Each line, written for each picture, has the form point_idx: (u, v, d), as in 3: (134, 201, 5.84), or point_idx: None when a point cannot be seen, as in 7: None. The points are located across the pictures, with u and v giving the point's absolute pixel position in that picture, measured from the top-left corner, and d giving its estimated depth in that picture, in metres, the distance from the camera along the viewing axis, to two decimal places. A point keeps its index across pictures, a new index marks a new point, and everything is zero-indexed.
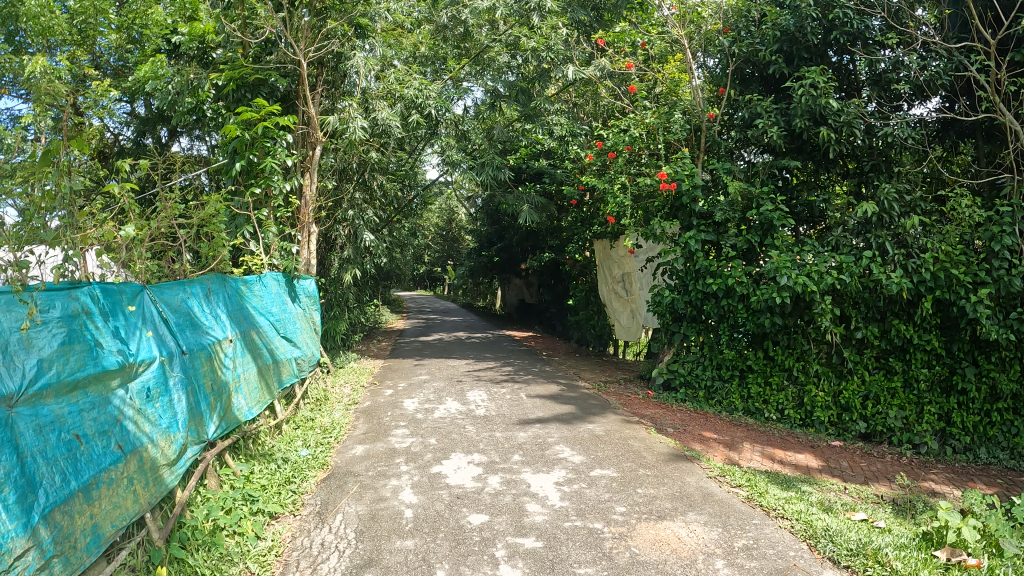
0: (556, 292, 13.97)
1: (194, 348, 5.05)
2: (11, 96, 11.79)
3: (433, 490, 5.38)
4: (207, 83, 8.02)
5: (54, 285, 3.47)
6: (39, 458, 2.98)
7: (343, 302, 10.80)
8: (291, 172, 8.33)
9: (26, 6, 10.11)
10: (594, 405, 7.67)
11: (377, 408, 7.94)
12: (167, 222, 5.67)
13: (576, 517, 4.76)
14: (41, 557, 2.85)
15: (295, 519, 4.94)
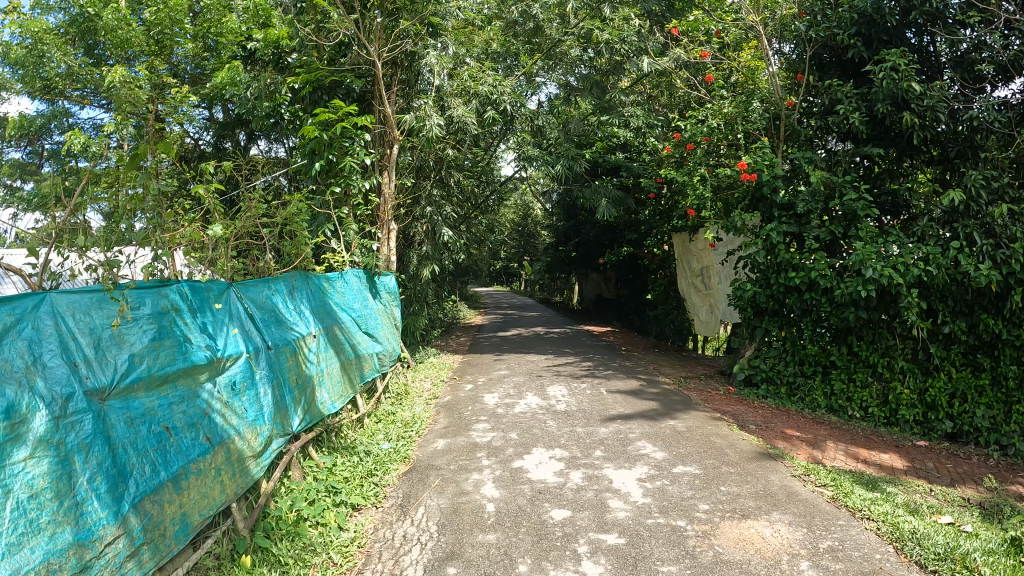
0: (634, 286, 13.81)
1: (279, 344, 5.20)
2: (92, 107, 12.46)
3: (514, 485, 5.40)
4: (285, 86, 8.22)
5: (144, 283, 3.63)
6: (130, 449, 3.12)
7: (423, 298, 10.99)
8: (371, 171, 8.56)
9: (104, 19, 10.53)
10: (675, 401, 7.56)
11: (458, 402, 8.03)
12: (252, 222, 5.86)
13: (659, 515, 4.69)
14: (131, 544, 2.97)
15: (378, 511, 5.04)
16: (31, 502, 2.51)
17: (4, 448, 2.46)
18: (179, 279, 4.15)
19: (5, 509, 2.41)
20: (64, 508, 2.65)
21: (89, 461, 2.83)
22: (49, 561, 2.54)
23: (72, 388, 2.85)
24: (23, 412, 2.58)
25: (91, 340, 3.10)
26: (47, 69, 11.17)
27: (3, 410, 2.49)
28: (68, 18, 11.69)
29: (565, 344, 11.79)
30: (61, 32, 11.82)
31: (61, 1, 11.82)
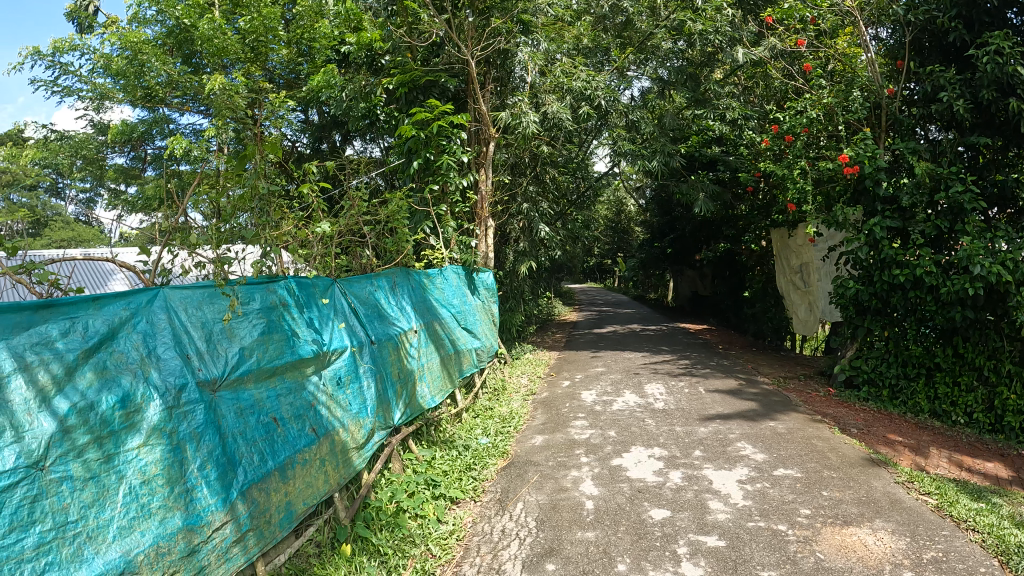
0: (732, 283, 13.45)
1: (382, 338, 5.34)
2: (192, 112, 13.13)
3: (613, 483, 5.36)
4: (380, 87, 8.45)
5: (254, 279, 3.80)
6: (239, 438, 3.24)
7: (519, 295, 11.07)
8: (468, 168, 8.68)
9: (200, 29, 11.20)
10: (776, 401, 7.32)
11: (555, 399, 8.03)
12: (355, 219, 6.06)
13: (760, 518, 4.57)
14: (238, 530, 3.06)
15: (476, 505, 5.09)
16: (143, 487, 2.60)
17: (118, 435, 2.56)
18: (287, 275, 4.33)
19: (118, 492, 2.50)
20: (174, 494, 2.74)
21: (200, 449, 2.94)
22: (159, 544, 2.61)
23: (185, 379, 2.97)
24: (138, 402, 2.69)
25: (203, 334, 3.25)
26: (147, 78, 11.97)
27: (118, 399, 2.61)
28: (164, 29, 12.45)
29: (662, 341, 11.62)
30: (158, 43, 12.52)
31: (159, 13, 12.51)
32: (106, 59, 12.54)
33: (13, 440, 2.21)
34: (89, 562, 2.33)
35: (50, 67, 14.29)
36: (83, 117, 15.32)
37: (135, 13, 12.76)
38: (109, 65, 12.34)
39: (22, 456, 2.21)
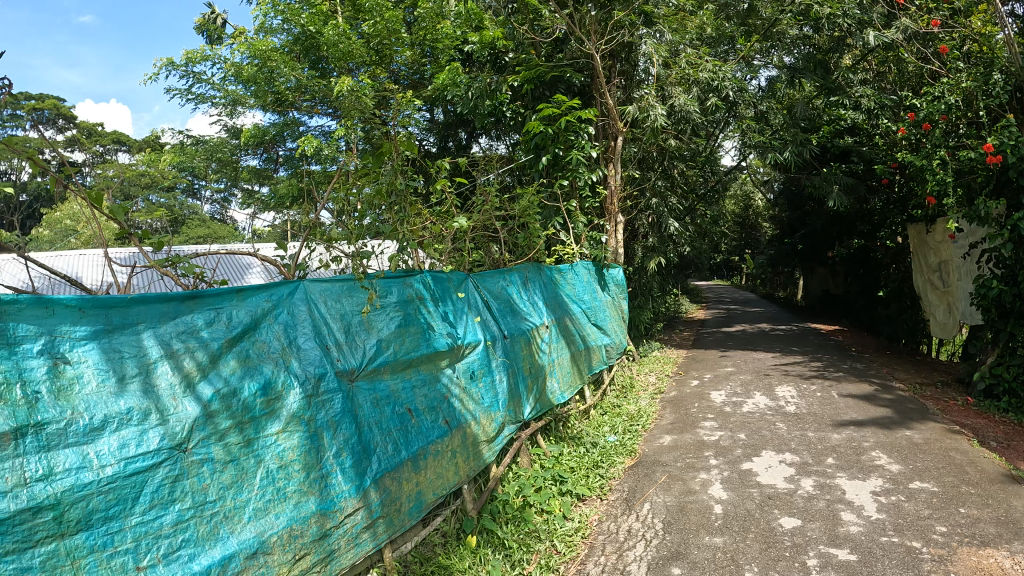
0: (864, 282, 12.44)
1: (515, 333, 5.20)
2: (321, 115, 13.84)
3: (744, 487, 4.91)
4: (506, 84, 8.54)
5: (391, 274, 3.89)
6: (375, 428, 3.23)
7: (648, 291, 10.93)
8: (597, 164, 8.55)
9: (325, 35, 11.81)
10: (910, 409, 6.88)
11: (683, 398, 7.82)
12: (487, 215, 6.02)
13: (893, 533, 4.16)
14: (369, 516, 3.03)
15: (603, 504, 4.78)
16: (280, 472, 2.62)
17: (258, 421, 2.60)
18: (423, 269, 4.38)
19: (256, 475, 2.52)
20: (310, 480, 2.75)
21: (337, 437, 2.94)
22: (292, 527, 2.61)
23: (324, 368, 3.01)
24: (279, 389, 2.73)
25: (342, 325, 3.31)
26: (276, 83, 12.69)
27: (260, 386, 2.65)
28: (291, 37, 13.20)
29: (794, 341, 11.12)
30: (285, 50, 13.27)
31: (287, 22, 13.21)
32: (238, 67, 13.26)
33: (159, 422, 2.26)
34: (223, 541, 2.34)
35: (185, 77, 15.29)
36: (218, 122, 16.32)
37: (263, 24, 13.50)
38: (241, 73, 13.08)
39: (167, 437, 2.26)
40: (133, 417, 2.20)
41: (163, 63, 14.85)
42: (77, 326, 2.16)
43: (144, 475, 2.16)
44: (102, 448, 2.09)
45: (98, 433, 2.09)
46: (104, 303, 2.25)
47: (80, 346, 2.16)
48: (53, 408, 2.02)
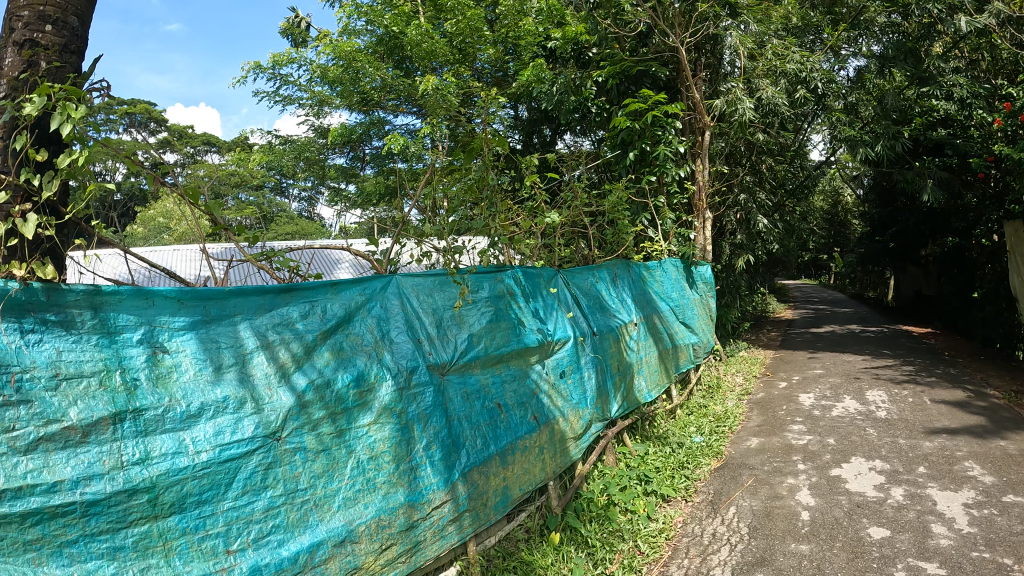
0: (959, 282, 11.88)
1: (604, 330, 5.03)
2: (406, 114, 14.03)
3: (832, 494, 4.76)
4: (592, 80, 8.55)
5: (483, 268, 3.86)
6: (465, 422, 3.23)
7: (735, 289, 10.70)
8: (683, 160, 8.34)
9: (410, 35, 12.15)
10: (1008, 417, 6.56)
11: (771, 400, 7.60)
12: (577, 211, 5.86)
13: (986, 548, 3.93)
14: (456, 510, 3.02)
15: (688, 505, 4.65)
16: (370, 463, 2.66)
17: (351, 412, 2.64)
18: (514, 265, 4.33)
19: (346, 465, 2.56)
20: (399, 472, 2.77)
21: (427, 430, 2.96)
22: (381, 517, 2.63)
23: (416, 361, 3.04)
24: (371, 381, 2.77)
25: (434, 320, 3.33)
26: (361, 83, 13.07)
27: (353, 378, 2.70)
28: (375, 38, 13.51)
29: (884, 344, 10.75)
30: (368, 51, 13.61)
31: (369, 24, 13.50)
32: (322, 69, 13.53)
33: (254, 411, 2.32)
34: (313, 528, 2.38)
35: (273, 79, 15.72)
36: (304, 122, 16.70)
37: (346, 27, 13.63)
38: (326, 74, 13.39)
39: (261, 425, 2.32)
40: (228, 405, 2.26)
41: (249, 67, 15.31)
42: (175, 317, 2.24)
43: (238, 461, 2.22)
44: (197, 434, 2.15)
45: (194, 420, 2.16)
46: (202, 294, 2.32)
47: (178, 336, 2.24)
48: (151, 395, 2.10)
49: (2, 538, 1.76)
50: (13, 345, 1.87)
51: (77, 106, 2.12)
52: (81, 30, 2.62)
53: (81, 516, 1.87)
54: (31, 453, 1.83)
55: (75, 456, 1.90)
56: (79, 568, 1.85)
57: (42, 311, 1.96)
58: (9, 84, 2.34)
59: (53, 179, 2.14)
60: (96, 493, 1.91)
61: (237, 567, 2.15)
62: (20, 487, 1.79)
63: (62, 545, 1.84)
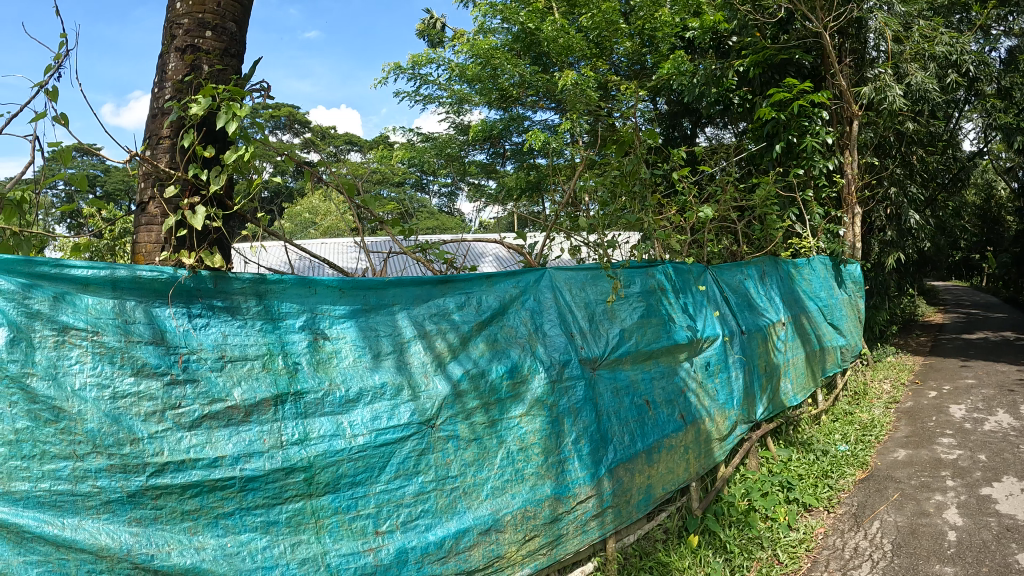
0: None
1: (752, 329, 4.84)
2: (544, 109, 14.24)
3: (982, 515, 4.47)
4: (731, 69, 8.08)
5: (635, 263, 3.82)
6: (613, 418, 3.21)
7: (883, 291, 10.20)
8: (831, 152, 7.93)
9: (546, 32, 12.59)
10: None
11: (920, 409, 7.19)
12: (729, 204, 5.61)
13: None
14: (599, 506, 3.02)
15: (830, 517, 4.48)
16: (520, 453, 2.73)
17: (503, 403, 2.73)
18: (665, 260, 4.25)
19: (496, 455, 2.65)
20: (547, 464, 2.81)
21: (577, 424, 2.97)
22: (526, 508, 2.70)
23: (569, 355, 3.06)
24: (524, 372, 2.85)
25: (586, 314, 3.34)
26: (500, 80, 13.53)
27: (506, 369, 2.79)
28: (511, 36, 13.83)
29: None
30: (505, 48, 13.91)
31: (504, 22, 13.94)
32: (461, 67, 14.22)
33: (410, 398, 2.46)
34: (459, 515, 2.49)
35: (413, 79, 16.31)
36: (445, 119, 17.18)
37: (482, 24, 14.33)
38: (466, 73, 13.92)
39: (417, 413, 2.45)
40: (386, 391, 2.41)
41: (390, 68, 15.92)
42: (336, 305, 2.39)
43: (393, 446, 2.35)
44: (355, 418, 2.30)
45: (352, 405, 2.31)
46: (363, 284, 2.47)
47: (339, 323, 2.39)
48: (311, 379, 2.25)
49: (162, 506, 1.92)
50: (180, 328, 2.06)
51: (240, 105, 2.23)
52: (239, 34, 2.74)
53: (238, 491, 2.03)
54: (195, 429, 2.00)
55: (237, 434, 2.06)
56: (232, 539, 2.00)
57: (209, 297, 2.14)
58: (176, 86, 2.47)
59: (220, 174, 2.26)
60: (254, 469, 2.06)
61: (384, 548, 2.27)
62: (183, 460, 1.95)
63: (219, 516, 1.99)
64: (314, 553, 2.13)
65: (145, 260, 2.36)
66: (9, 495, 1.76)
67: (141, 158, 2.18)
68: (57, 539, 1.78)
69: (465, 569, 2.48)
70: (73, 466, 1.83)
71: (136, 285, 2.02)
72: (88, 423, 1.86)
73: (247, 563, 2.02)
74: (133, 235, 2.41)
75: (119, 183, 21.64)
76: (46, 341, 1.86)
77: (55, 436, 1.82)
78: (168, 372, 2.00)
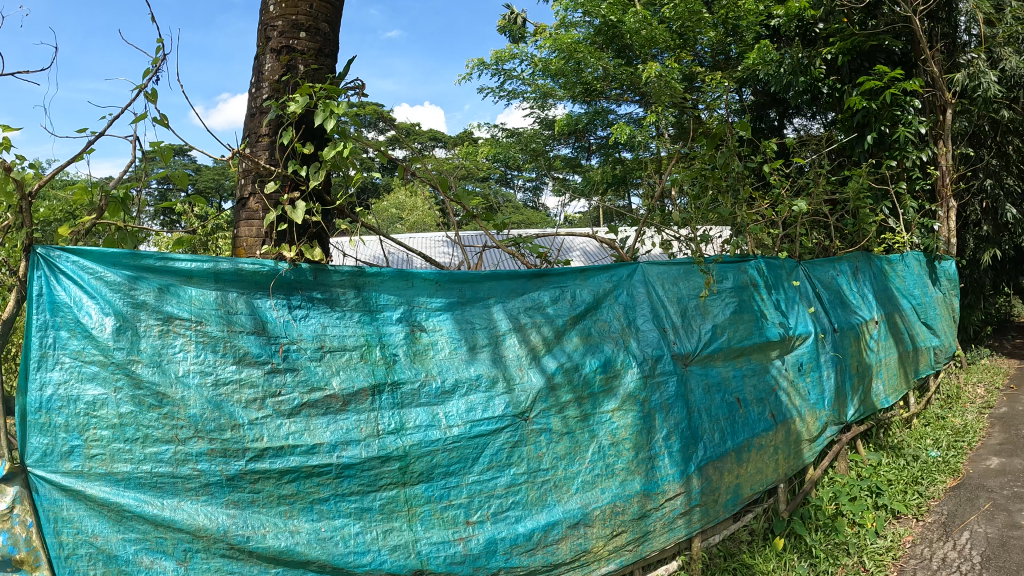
0: None
1: (845, 327, 4.72)
2: (628, 103, 14.20)
3: None
4: (820, 57, 7.83)
5: (727, 258, 3.77)
6: (704, 415, 3.18)
7: (978, 289, 9.79)
8: (924, 143, 7.64)
9: (629, 24, 12.60)
10: None
11: (1016, 416, 6.87)
12: (821, 198, 5.47)
13: None
14: (687, 504, 3.00)
15: (919, 525, 4.34)
16: (611, 448, 2.73)
17: (596, 398, 2.74)
18: (757, 255, 4.18)
19: (588, 449, 2.66)
20: (638, 460, 2.80)
21: (668, 420, 2.95)
22: (615, 503, 2.70)
23: (661, 350, 3.04)
24: (617, 367, 2.85)
25: (679, 309, 3.31)
26: (584, 74, 13.58)
27: (600, 363, 2.80)
28: (593, 29, 13.80)
29: None
30: (587, 41, 13.88)
31: (586, 15, 13.92)
32: (543, 61, 14.26)
33: (505, 390, 2.50)
34: (550, 508, 2.51)
35: (496, 75, 16.44)
36: (530, 114, 17.30)
37: (564, 18, 14.31)
38: (549, 67, 13.97)
39: (511, 405, 2.49)
40: (480, 383, 2.46)
41: (474, 63, 16.05)
42: (433, 298, 2.47)
43: (486, 438, 2.40)
44: (450, 409, 2.36)
45: (448, 396, 2.37)
46: (458, 278, 2.54)
47: (435, 316, 2.47)
48: (408, 370, 2.33)
49: (260, 490, 2.00)
50: (281, 319, 2.14)
51: (337, 103, 2.30)
52: (332, 34, 2.81)
53: (335, 477, 2.10)
54: (294, 417, 2.07)
55: (335, 422, 2.13)
56: (326, 523, 2.07)
57: (309, 289, 2.22)
58: (274, 86, 2.56)
59: (319, 170, 2.34)
60: (351, 457, 2.13)
61: (474, 538, 2.33)
62: (282, 446, 2.03)
63: (314, 501, 2.07)
64: (405, 541, 2.19)
65: (246, 253, 2.45)
66: (112, 475, 1.85)
67: (243, 155, 2.27)
68: (157, 519, 1.87)
69: (553, 562, 2.51)
70: (175, 449, 1.91)
71: (238, 277, 2.10)
72: (191, 409, 1.95)
73: (339, 548, 2.08)
74: (234, 230, 2.50)
75: (210, 180, 22.48)
76: (151, 330, 1.96)
77: (159, 420, 1.91)
78: (269, 361, 2.08)
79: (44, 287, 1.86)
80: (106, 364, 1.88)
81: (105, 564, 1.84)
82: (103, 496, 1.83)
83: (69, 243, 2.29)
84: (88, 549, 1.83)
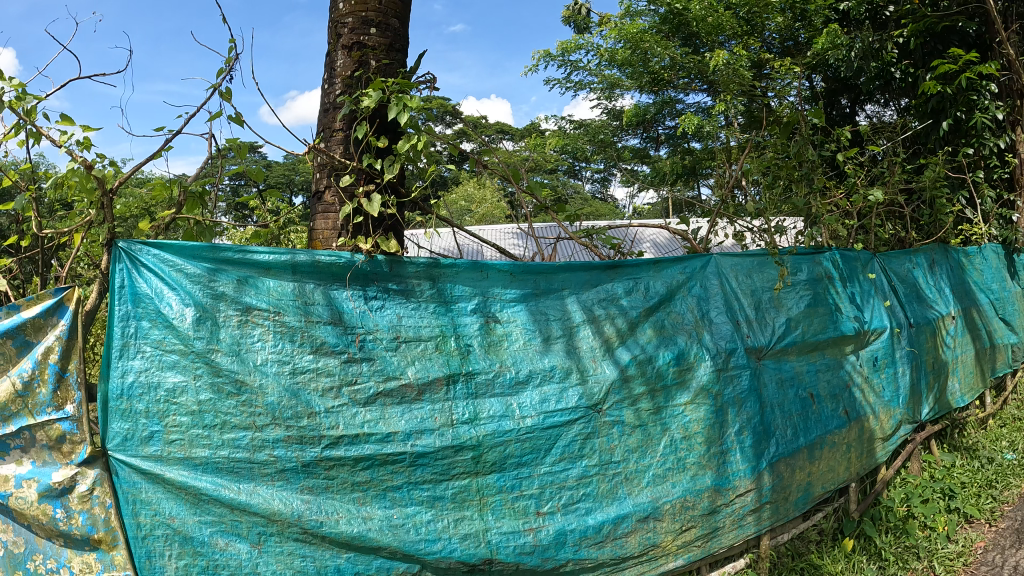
0: None
1: (921, 322, 4.59)
2: (696, 92, 14.00)
3: None
4: (891, 41, 7.57)
5: (801, 250, 3.71)
6: (777, 410, 3.13)
7: None
8: (1003, 129, 7.34)
9: (694, 11, 12.41)
10: None
11: None
12: (895, 187, 5.33)
13: None
14: (757, 500, 2.96)
15: (994, 531, 4.19)
16: (683, 442, 2.71)
17: (669, 390, 2.73)
18: (832, 247, 4.09)
19: (660, 443, 2.65)
20: (709, 454, 2.78)
21: (740, 415, 2.91)
22: (686, 498, 2.69)
23: (734, 344, 3.01)
24: (690, 361, 2.82)
25: (753, 301, 3.26)
26: (650, 64, 13.48)
27: (673, 356, 2.78)
28: (659, 17, 13.65)
29: None
30: (653, 31, 13.73)
31: (651, 4, 13.78)
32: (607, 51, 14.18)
33: (578, 382, 2.50)
34: (620, 501, 2.51)
35: (562, 66, 16.42)
36: (597, 106, 17.23)
37: (629, 7, 14.21)
38: (614, 57, 13.88)
39: (585, 397, 2.49)
40: (555, 374, 2.47)
41: (540, 55, 16.03)
42: (507, 289, 2.49)
43: (559, 429, 2.41)
44: (524, 401, 2.37)
45: (522, 387, 2.39)
46: (532, 269, 2.55)
47: (510, 307, 2.49)
48: (483, 361, 2.36)
49: (334, 477, 2.04)
50: (358, 310, 2.19)
51: (409, 98, 2.35)
52: (402, 30, 2.83)
53: (408, 466, 2.14)
54: (370, 406, 2.12)
55: (410, 412, 2.17)
56: (398, 511, 2.11)
57: (385, 281, 2.27)
58: (346, 82, 2.60)
59: (394, 163, 2.39)
60: (424, 446, 2.16)
61: (544, 529, 2.34)
62: (357, 435, 2.08)
63: (387, 489, 2.11)
64: (475, 530, 2.22)
65: (323, 246, 2.51)
66: (190, 460, 1.92)
67: (317, 150, 2.32)
68: (232, 502, 1.93)
69: (621, 555, 2.51)
70: (252, 435, 1.97)
71: (315, 269, 2.15)
72: (269, 397, 2.00)
73: (411, 535, 2.12)
74: (311, 224, 2.56)
75: (283, 175, 23.09)
76: (230, 320, 2.02)
77: (238, 407, 1.97)
78: (346, 351, 2.13)
79: (126, 279, 1.93)
80: (186, 353, 1.95)
81: (181, 545, 1.91)
82: (181, 480, 1.90)
83: (150, 237, 2.37)
84: (165, 530, 1.90)
